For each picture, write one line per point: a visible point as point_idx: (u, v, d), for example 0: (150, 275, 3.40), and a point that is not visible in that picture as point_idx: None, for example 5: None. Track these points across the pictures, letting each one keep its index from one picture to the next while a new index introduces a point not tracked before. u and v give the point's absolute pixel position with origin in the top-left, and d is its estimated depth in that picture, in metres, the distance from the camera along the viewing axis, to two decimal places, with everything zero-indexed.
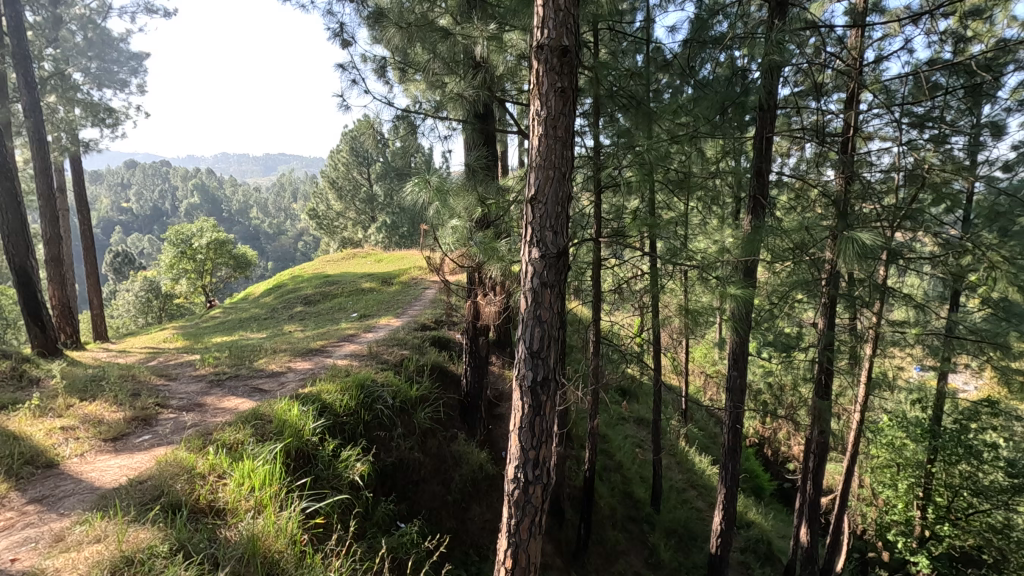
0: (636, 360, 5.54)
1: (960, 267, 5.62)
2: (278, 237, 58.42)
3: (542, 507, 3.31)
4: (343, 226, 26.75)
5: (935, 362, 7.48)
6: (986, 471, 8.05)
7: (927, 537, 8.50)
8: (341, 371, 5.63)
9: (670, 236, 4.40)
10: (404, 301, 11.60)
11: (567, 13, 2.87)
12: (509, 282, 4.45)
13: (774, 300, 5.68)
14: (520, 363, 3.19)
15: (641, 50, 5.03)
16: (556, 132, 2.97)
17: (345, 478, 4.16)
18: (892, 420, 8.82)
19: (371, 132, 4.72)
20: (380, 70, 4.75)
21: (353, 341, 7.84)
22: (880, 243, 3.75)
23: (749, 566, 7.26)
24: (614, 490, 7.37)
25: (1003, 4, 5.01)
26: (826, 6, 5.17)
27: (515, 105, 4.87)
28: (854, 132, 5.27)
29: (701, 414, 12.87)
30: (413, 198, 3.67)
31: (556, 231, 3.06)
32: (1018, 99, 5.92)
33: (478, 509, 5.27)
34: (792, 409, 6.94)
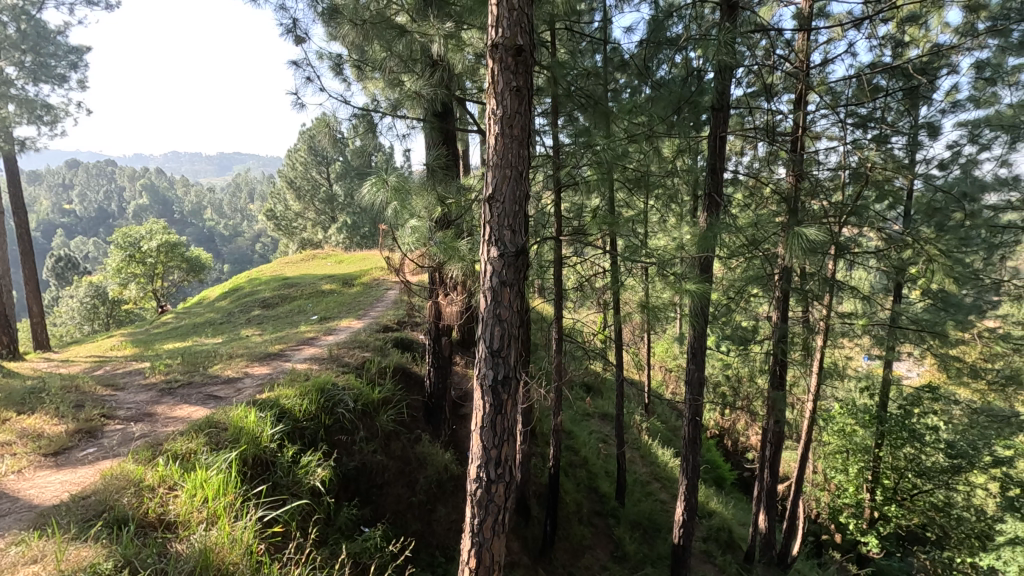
0: (599, 356, 5.60)
1: (900, 263, 5.97)
2: (233, 238, 56.58)
3: (505, 506, 3.31)
4: (302, 228, 26.08)
5: (881, 351, 7.84)
6: (929, 453, 8.67)
7: (875, 518, 8.86)
8: (300, 375, 5.50)
9: (629, 234, 4.57)
10: (365, 303, 11.40)
11: (521, 12, 2.87)
12: (471, 281, 4.42)
13: (731, 295, 5.88)
14: (480, 362, 3.19)
15: (599, 50, 5.11)
16: (512, 131, 2.97)
17: (306, 484, 4.06)
18: (843, 408, 9.30)
19: (329, 132, 4.63)
20: (336, 67, 4.64)
21: (313, 344, 7.66)
22: (825, 238, 3.92)
23: (711, 554, 7.44)
24: (580, 486, 7.45)
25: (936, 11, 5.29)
26: (774, 10, 5.35)
27: (475, 104, 4.87)
28: (803, 131, 5.48)
29: (663, 408, 13.16)
30: (370, 198, 3.62)
31: (513, 230, 3.07)
32: (952, 100, 6.27)
33: (444, 510, 5.24)
34: (749, 401, 7.16)
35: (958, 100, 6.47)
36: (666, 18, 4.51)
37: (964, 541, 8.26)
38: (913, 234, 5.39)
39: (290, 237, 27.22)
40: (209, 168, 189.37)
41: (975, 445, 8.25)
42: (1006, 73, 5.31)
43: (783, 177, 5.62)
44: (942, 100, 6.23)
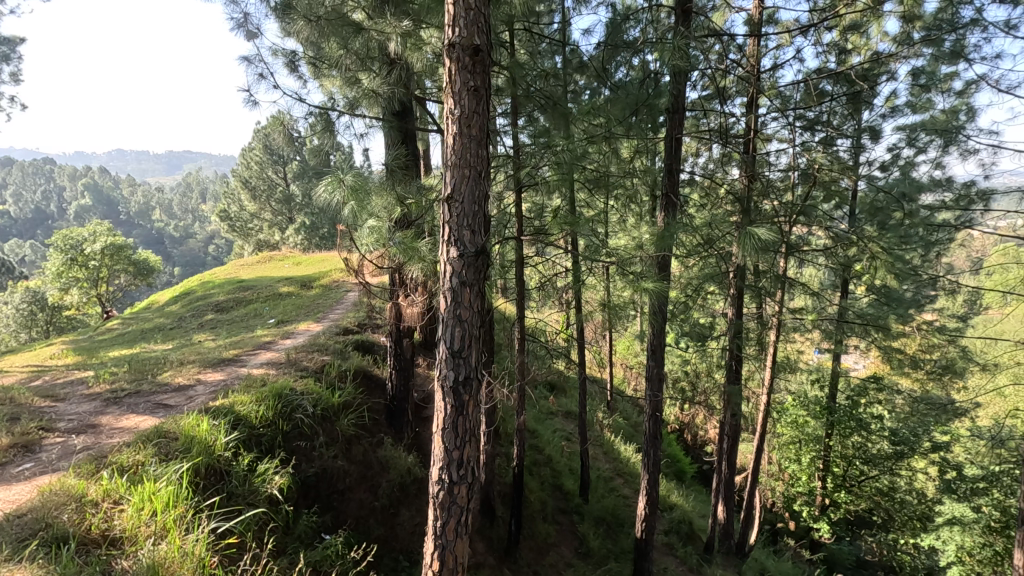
0: (561, 354, 5.64)
1: (846, 259, 6.22)
2: (184, 240, 54.39)
3: (468, 507, 3.29)
4: (257, 229, 25.27)
5: (830, 344, 8.18)
6: (874, 441, 9.12)
7: (826, 504, 9.25)
8: (256, 380, 5.33)
9: (590, 234, 4.60)
10: (324, 306, 11.14)
11: (477, 12, 2.86)
12: (432, 281, 4.38)
13: (688, 292, 6.05)
14: (441, 363, 3.16)
15: (559, 52, 5.10)
16: (470, 131, 2.96)
17: (262, 493, 3.94)
18: (796, 400, 9.74)
19: (284, 130, 4.50)
20: (291, 64, 4.50)
21: (270, 349, 7.44)
22: (774, 237, 4.04)
23: (673, 546, 7.59)
24: (544, 484, 7.50)
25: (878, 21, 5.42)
26: (726, 16, 5.49)
27: (435, 103, 4.85)
28: (755, 133, 5.65)
29: (625, 405, 13.39)
30: (326, 198, 3.53)
31: (473, 230, 3.05)
32: (891, 105, 6.63)
33: (408, 513, 5.16)
34: (707, 395, 7.36)
35: (896, 105, 6.81)
36: (623, 20, 4.55)
37: (907, 522, 8.66)
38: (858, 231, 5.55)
39: (245, 239, 26.33)
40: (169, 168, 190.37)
41: (915, 431, 8.82)
42: (939, 80, 5.61)
43: (736, 177, 5.72)
44: (882, 106, 6.56)
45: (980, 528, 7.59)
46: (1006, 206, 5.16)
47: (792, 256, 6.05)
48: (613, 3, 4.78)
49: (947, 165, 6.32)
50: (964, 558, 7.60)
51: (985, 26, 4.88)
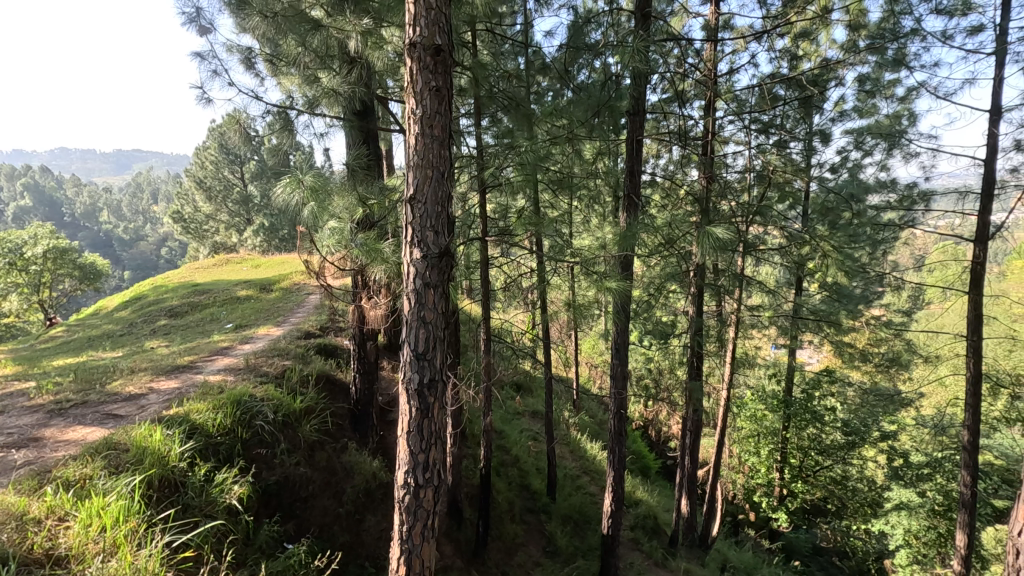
0: (527, 354, 5.64)
1: (800, 258, 6.46)
2: (134, 242, 52.13)
3: (434, 510, 3.26)
4: (213, 231, 24.39)
5: (786, 340, 8.46)
6: (828, 432, 9.50)
7: (784, 495, 9.58)
8: (213, 387, 5.14)
9: (554, 234, 4.62)
10: (285, 309, 10.85)
11: (438, 11, 2.84)
12: (396, 283, 4.32)
13: (651, 291, 6.16)
14: (406, 366, 3.12)
15: (522, 53, 5.12)
16: (432, 131, 2.93)
17: (221, 503, 3.81)
18: (755, 395, 10.10)
19: (240, 129, 4.36)
20: (247, 61, 4.35)
21: (228, 355, 7.20)
22: (731, 237, 4.17)
23: (639, 541, 7.69)
24: (511, 484, 7.51)
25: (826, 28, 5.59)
26: (684, 21, 5.63)
27: (398, 103, 4.79)
28: (712, 135, 5.88)
29: (591, 404, 13.54)
30: (285, 199, 3.44)
31: (436, 230, 3.02)
32: (840, 109, 6.91)
33: (373, 518, 5.06)
34: (670, 392, 7.50)
35: (844, 110, 7.12)
36: (585, 24, 4.63)
37: (858, 509, 9.13)
38: (810, 231, 5.76)
39: (200, 241, 25.40)
40: (130, 169, 190.90)
41: (866, 422, 9.25)
42: (883, 87, 5.88)
43: (695, 179, 5.85)
44: (832, 109, 6.84)
45: (925, 512, 7.99)
46: (945, 206, 5.45)
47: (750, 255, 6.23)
48: (575, 6, 4.84)
49: (891, 167, 6.59)
50: (910, 541, 7.98)
51: (924, 36, 5.16)
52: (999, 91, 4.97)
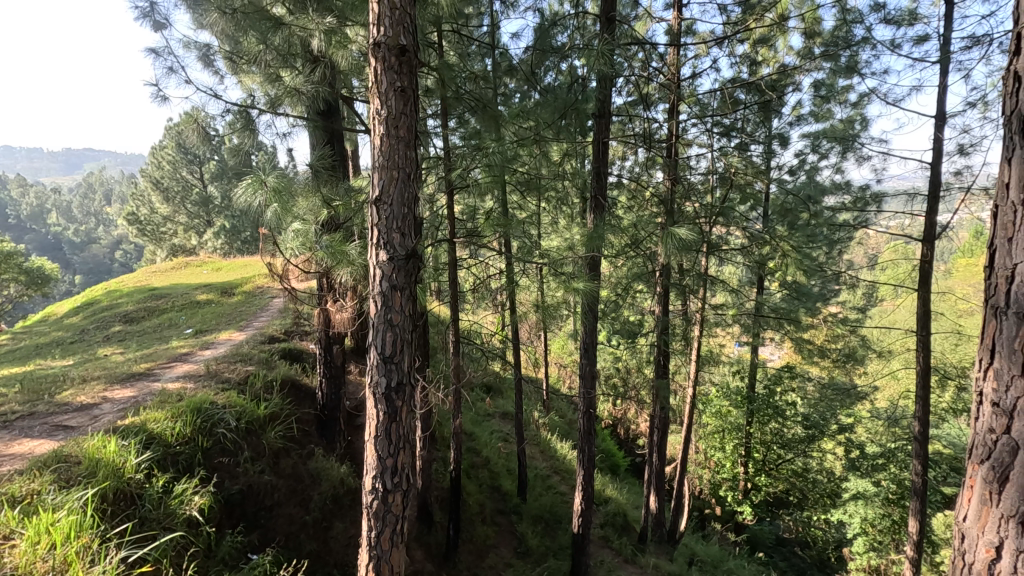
0: (496, 355, 5.63)
1: (761, 257, 6.65)
2: (86, 245, 49.96)
3: (403, 515, 3.21)
4: (170, 233, 23.53)
5: (749, 337, 8.68)
6: (789, 426, 9.81)
7: (749, 489, 9.78)
8: (171, 395, 4.96)
9: (522, 235, 4.63)
10: (248, 313, 10.57)
11: (403, 11, 2.81)
12: (362, 285, 4.25)
13: (618, 291, 6.25)
14: (372, 370, 3.07)
15: (488, 55, 5.12)
16: (397, 132, 2.90)
17: (180, 515, 3.67)
18: (720, 391, 10.41)
19: (199, 128, 4.23)
20: (206, 58, 4.20)
21: (187, 361, 6.95)
22: (694, 238, 4.25)
23: (608, 538, 7.75)
24: (482, 486, 7.48)
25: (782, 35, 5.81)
26: (648, 25, 5.73)
27: (363, 103, 4.72)
28: (676, 138, 6.00)
29: (560, 403, 13.63)
30: (246, 200, 3.33)
31: (403, 232, 2.99)
32: (797, 113, 7.15)
33: (342, 525, 4.95)
34: (638, 391, 7.60)
35: (801, 114, 7.36)
36: (552, 27, 4.66)
37: (818, 499, 9.57)
38: (771, 232, 5.91)
39: (157, 244, 24.47)
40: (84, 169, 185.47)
41: (824, 416, 9.60)
42: (837, 93, 6.11)
43: (660, 181, 5.88)
44: (789, 114, 7.07)
45: (880, 501, 8.35)
46: (895, 207, 5.68)
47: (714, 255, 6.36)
48: (541, 9, 4.87)
49: (846, 170, 6.86)
50: (868, 529, 8.32)
51: (874, 44, 5.37)
52: (943, 97, 5.22)
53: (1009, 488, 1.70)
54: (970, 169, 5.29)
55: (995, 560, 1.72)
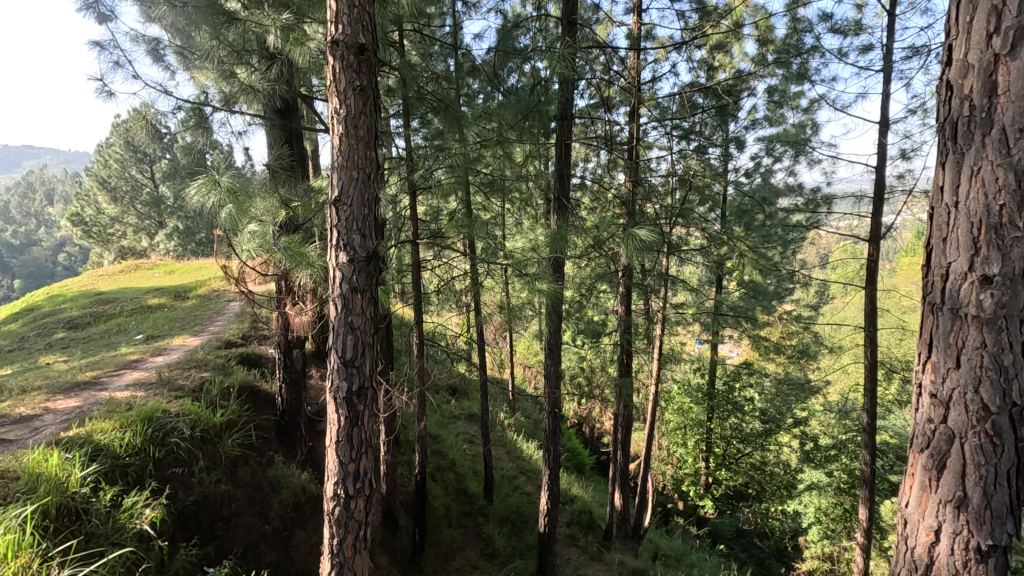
0: (461, 357, 5.59)
1: (719, 257, 6.83)
2: (26, 247, 47.26)
3: (366, 521, 3.16)
4: (118, 234, 22.45)
5: (709, 335, 8.90)
6: (748, 420, 10.14)
7: (709, 483, 10.08)
8: (120, 404, 4.74)
9: (486, 236, 4.62)
10: (203, 317, 10.20)
11: (361, 9, 2.77)
12: (322, 287, 4.15)
13: (582, 292, 6.31)
14: (333, 374, 3.01)
15: (450, 55, 5.08)
16: (357, 132, 2.86)
17: (130, 530, 3.51)
18: (681, 388, 10.71)
19: (148, 126, 4.05)
20: (155, 52, 3.94)
21: (137, 368, 6.66)
22: (655, 238, 4.32)
23: (574, 537, 7.80)
24: (448, 488, 7.42)
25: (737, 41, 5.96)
26: (609, 29, 5.81)
27: (323, 102, 4.62)
28: (637, 140, 6.10)
29: (526, 404, 13.67)
30: (199, 200, 3.21)
31: (363, 233, 2.94)
32: (752, 118, 7.39)
33: (304, 533, 4.83)
34: (603, 390, 7.68)
35: (756, 118, 7.59)
36: (514, 28, 4.65)
37: (775, 491, 9.82)
38: (728, 232, 6.08)
39: (104, 246, 23.32)
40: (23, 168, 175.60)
41: (780, 410, 9.92)
42: (789, 98, 6.32)
43: (622, 183, 5.99)
44: (745, 117, 7.29)
45: (832, 491, 8.74)
46: (845, 208, 5.92)
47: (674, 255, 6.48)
48: (504, 10, 4.88)
49: (798, 173, 7.12)
50: (822, 518, 8.67)
51: (823, 53, 5.59)
52: (886, 104, 5.48)
53: (946, 475, 1.80)
54: (911, 172, 5.60)
55: (934, 543, 1.81)
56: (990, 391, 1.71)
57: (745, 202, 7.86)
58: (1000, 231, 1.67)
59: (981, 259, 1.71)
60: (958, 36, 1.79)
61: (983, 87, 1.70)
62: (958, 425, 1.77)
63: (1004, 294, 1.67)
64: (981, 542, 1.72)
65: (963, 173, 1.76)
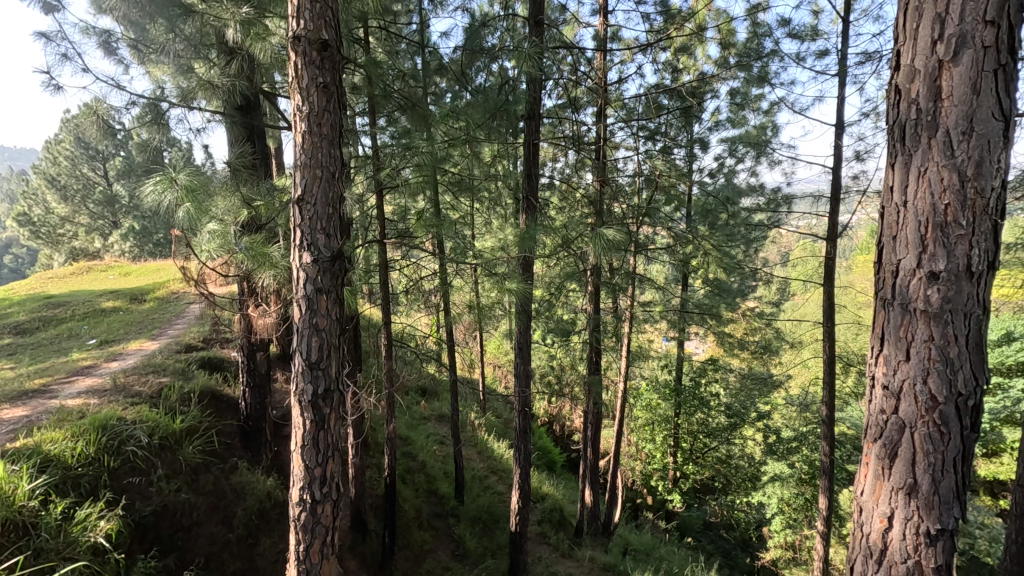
0: (430, 358, 5.53)
1: (685, 256, 6.95)
2: None
3: (334, 526, 3.09)
4: (69, 235, 21.48)
5: (675, 333, 9.05)
6: (713, 415, 10.39)
7: (677, 477, 10.25)
8: (71, 412, 4.52)
9: (455, 236, 4.57)
10: (161, 321, 9.84)
11: (324, 5, 2.70)
12: (286, 289, 4.05)
13: (552, 291, 6.34)
14: (297, 377, 2.93)
15: (418, 54, 5.02)
16: (320, 130, 2.79)
17: (84, 543, 3.36)
18: (649, 385, 10.89)
19: (99, 123, 3.87)
20: (107, 45, 3.77)
21: (90, 374, 6.37)
22: (621, 238, 4.36)
23: (546, 534, 7.82)
24: (418, 490, 7.35)
25: (700, 44, 6.08)
26: (575, 30, 5.86)
27: (286, 100, 4.51)
28: (604, 141, 6.16)
29: (497, 403, 13.66)
30: (155, 198, 3.08)
31: (328, 233, 2.87)
32: (716, 120, 7.57)
33: (269, 540, 4.71)
34: (572, 388, 7.72)
35: (719, 120, 7.75)
36: (481, 27, 4.60)
37: (740, 483, 10.13)
38: (693, 231, 6.18)
39: (53, 247, 22.22)
40: None
41: (744, 405, 10.17)
42: (751, 101, 6.49)
43: (590, 183, 6.04)
44: (709, 119, 7.46)
45: (794, 481, 9.05)
46: (804, 208, 6.10)
47: (641, 254, 6.58)
48: (471, 10, 4.85)
49: (759, 174, 7.33)
50: (784, 508, 8.97)
51: (781, 57, 5.75)
52: (842, 107, 5.67)
53: (898, 463, 1.86)
54: (865, 173, 5.81)
55: (887, 529, 1.88)
56: (938, 382, 1.78)
57: (710, 202, 8.01)
58: (945, 228, 1.75)
59: (928, 256, 1.78)
60: (905, 43, 1.86)
61: (929, 91, 1.78)
62: (908, 415, 1.84)
63: (949, 289, 1.74)
64: (931, 527, 1.79)
65: (911, 174, 1.83)
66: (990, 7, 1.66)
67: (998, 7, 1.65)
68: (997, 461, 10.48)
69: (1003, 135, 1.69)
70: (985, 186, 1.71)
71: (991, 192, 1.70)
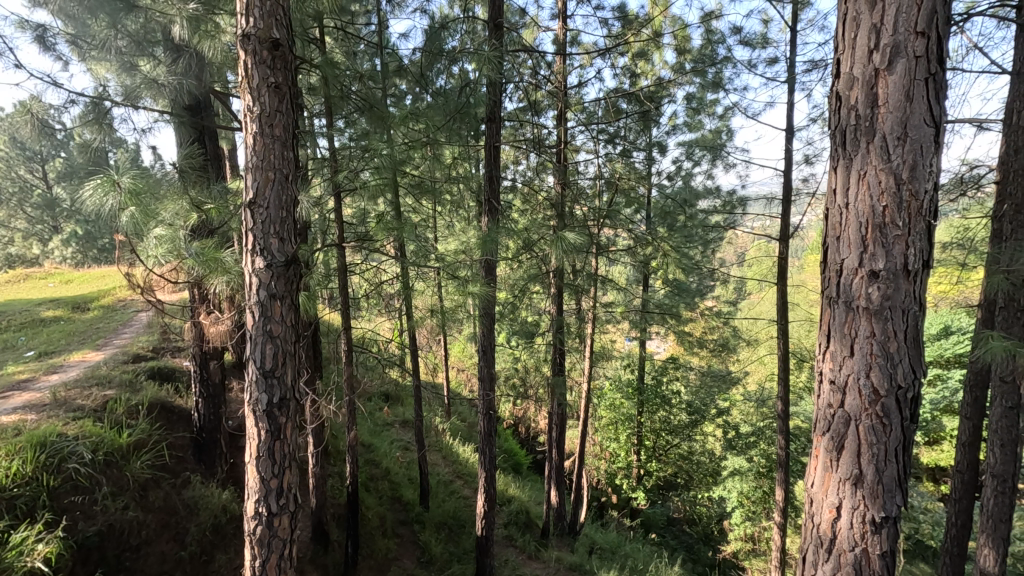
0: (392, 363, 5.43)
1: (645, 257, 7.07)
2: None
3: (292, 538, 2.98)
4: (4, 241, 20.22)
5: (637, 333, 9.19)
6: (675, 413, 10.60)
7: (641, 475, 10.49)
8: (5, 429, 4.21)
9: (417, 238, 4.50)
10: (108, 330, 9.37)
11: (274, 3, 2.60)
12: (240, 295, 3.90)
13: (515, 293, 6.33)
14: (251, 386, 2.82)
15: (377, 55, 4.93)
16: (273, 131, 2.70)
17: (20, 568, 3.17)
18: (613, 385, 11.03)
19: (32, 122, 3.62)
20: (42, 39, 3.54)
21: (28, 388, 5.99)
22: (583, 240, 4.37)
23: (512, 537, 7.78)
24: (382, 497, 7.20)
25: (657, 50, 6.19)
26: (535, 34, 5.88)
27: (238, 99, 4.34)
28: (565, 144, 6.18)
29: (462, 406, 13.57)
30: (94, 202, 2.90)
31: (281, 237, 2.77)
32: (673, 124, 7.74)
33: (225, 556, 4.55)
34: (537, 391, 7.71)
35: (676, 124, 7.92)
36: (441, 29, 4.54)
37: (701, 479, 10.28)
38: (653, 233, 6.30)
39: None
40: None
41: (705, 401, 10.43)
42: (706, 105, 6.65)
43: (551, 185, 6.06)
44: (666, 123, 7.61)
45: (752, 475, 9.26)
46: (758, 210, 6.26)
47: (603, 255, 6.64)
48: (429, 11, 4.80)
49: (715, 176, 7.51)
50: (744, 501, 9.16)
51: (734, 63, 5.91)
52: (791, 113, 5.87)
53: (844, 455, 1.92)
54: (813, 176, 6.04)
55: (836, 519, 1.93)
56: (879, 376, 1.85)
57: (669, 203, 8.15)
58: (884, 229, 1.81)
59: (869, 256, 1.84)
60: (844, 52, 1.92)
61: (866, 98, 1.84)
62: (853, 408, 1.90)
63: (888, 287, 1.81)
64: (876, 515, 1.85)
65: (852, 177, 1.89)
66: (920, 19, 1.74)
67: (928, 18, 1.73)
68: (939, 449, 11.01)
69: (934, 140, 1.77)
70: (919, 189, 1.78)
71: (925, 195, 1.78)
